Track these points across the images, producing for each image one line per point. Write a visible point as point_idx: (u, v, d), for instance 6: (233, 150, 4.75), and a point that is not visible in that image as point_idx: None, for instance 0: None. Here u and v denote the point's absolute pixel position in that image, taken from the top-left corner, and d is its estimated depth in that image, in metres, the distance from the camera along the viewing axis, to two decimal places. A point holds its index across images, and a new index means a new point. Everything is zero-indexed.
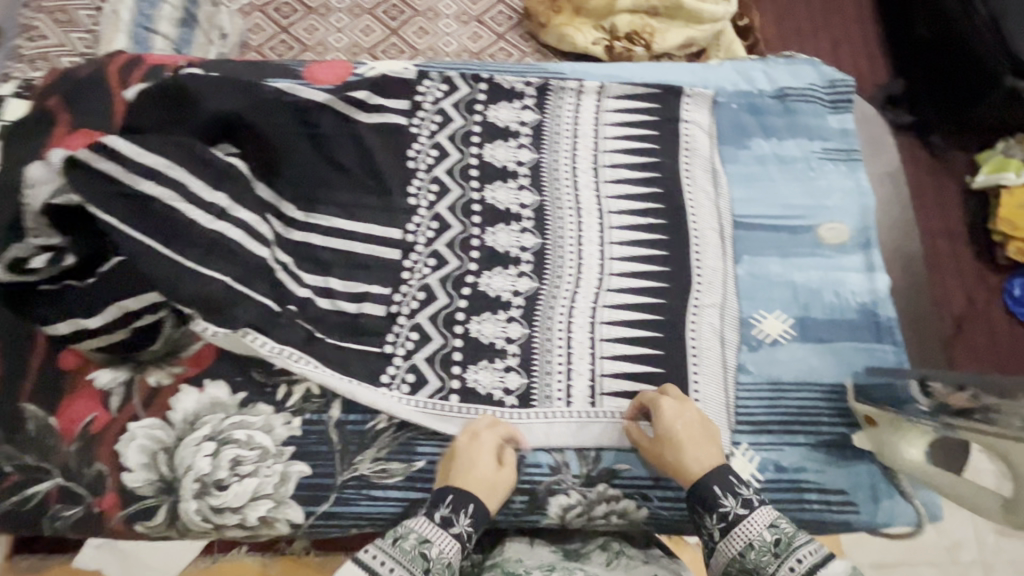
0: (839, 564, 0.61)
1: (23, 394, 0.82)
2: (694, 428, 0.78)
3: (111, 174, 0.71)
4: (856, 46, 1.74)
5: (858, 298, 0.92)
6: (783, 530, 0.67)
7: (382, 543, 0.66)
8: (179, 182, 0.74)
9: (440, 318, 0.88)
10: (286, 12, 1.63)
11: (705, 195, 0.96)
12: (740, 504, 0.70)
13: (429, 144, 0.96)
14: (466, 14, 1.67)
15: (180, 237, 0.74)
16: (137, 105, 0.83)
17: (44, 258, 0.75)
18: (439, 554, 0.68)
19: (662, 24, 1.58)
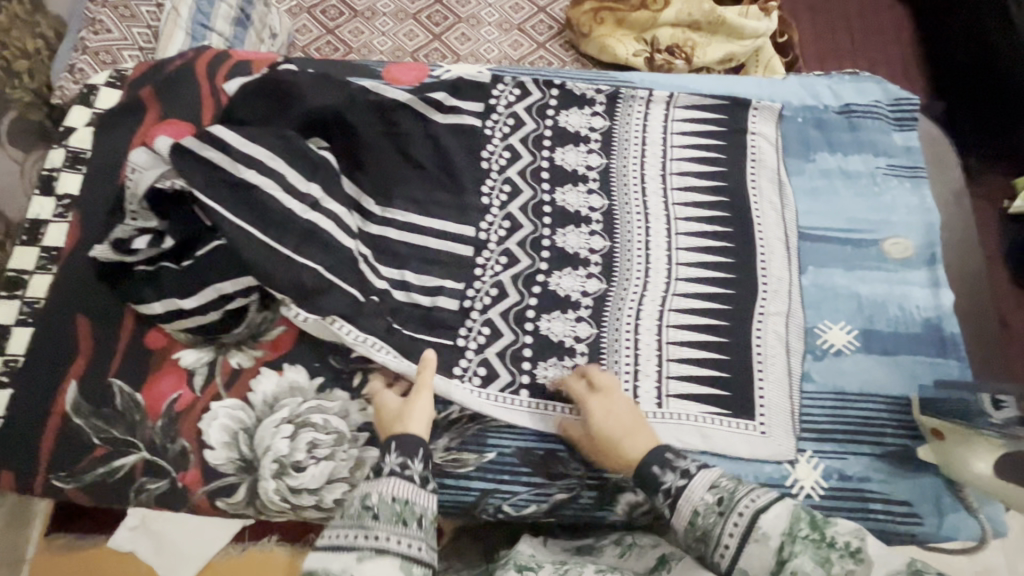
0: (776, 508, 0.64)
1: (112, 369, 0.85)
2: (625, 416, 0.79)
3: (218, 163, 0.80)
4: (894, 65, 1.73)
5: (923, 313, 0.92)
6: (722, 487, 0.68)
7: (331, 523, 0.68)
8: (278, 170, 0.83)
9: (511, 315, 0.90)
10: (332, 15, 1.68)
11: (771, 206, 0.98)
12: (678, 476, 0.71)
13: (502, 146, 0.99)
14: (508, 23, 1.72)
15: (277, 226, 0.81)
16: (244, 99, 0.89)
17: (145, 239, 0.80)
18: (382, 498, 0.67)
19: (703, 38, 1.59)
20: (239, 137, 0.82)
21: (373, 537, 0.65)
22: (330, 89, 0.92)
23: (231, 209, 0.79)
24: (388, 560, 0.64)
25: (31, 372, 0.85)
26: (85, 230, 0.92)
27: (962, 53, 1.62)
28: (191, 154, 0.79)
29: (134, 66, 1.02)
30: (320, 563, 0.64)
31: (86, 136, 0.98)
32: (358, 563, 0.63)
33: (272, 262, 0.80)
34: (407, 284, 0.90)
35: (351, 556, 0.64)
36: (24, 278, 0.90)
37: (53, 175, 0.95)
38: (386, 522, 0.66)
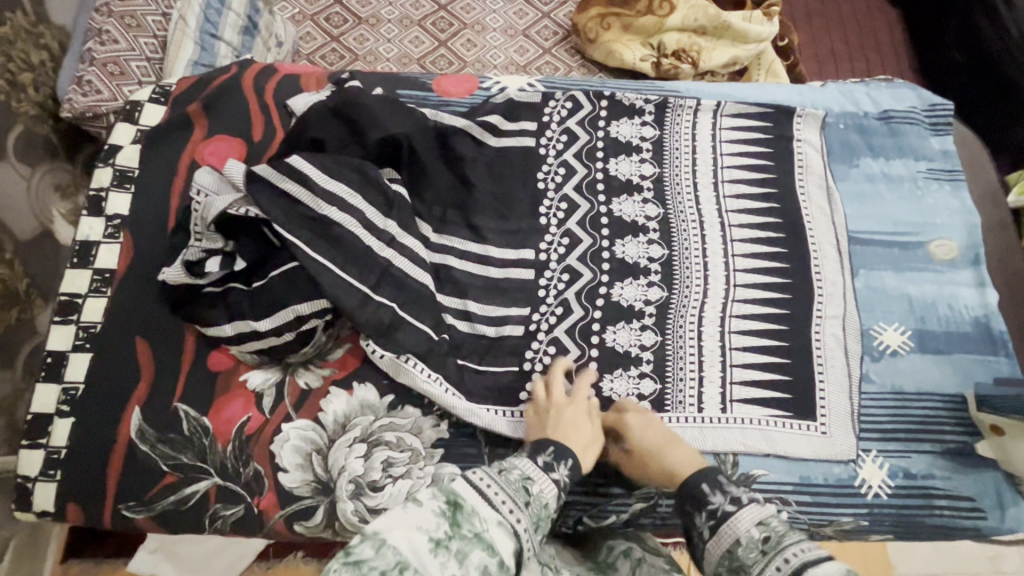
0: (832, 566, 0.54)
1: (176, 394, 0.83)
2: (659, 433, 0.79)
3: (303, 201, 0.80)
4: (889, 68, 1.77)
5: (971, 312, 0.95)
6: (772, 528, 0.62)
7: (489, 471, 0.61)
8: (358, 208, 0.82)
9: (576, 330, 0.90)
10: (336, 22, 1.67)
11: (821, 211, 1.00)
12: (728, 501, 0.67)
13: (557, 163, 1.00)
14: (513, 29, 1.72)
15: (356, 262, 0.80)
16: (319, 121, 0.89)
17: (215, 261, 0.80)
18: (539, 492, 0.63)
19: (709, 43, 1.61)
20: (320, 171, 0.81)
21: (516, 518, 0.57)
22: (391, 117, 0.91)
23: (312, 244, 0.79)
24: (509, 543, 0.56)
25: (95, 400, 0.82)
26: (140, 252, 0.90)
27: (956, 52, 1.62)
28: (273, 187, 0.79)
29: (178, 81, 1.00)
30: (468, 496, 0.57)
31: (133, 154, 0.96)
32: (494, 524, 0.56)
33: (354, 300, 0.79)
34: (469, 310, 0.90)
35: (491, 515, 0.57)
36: (77, 302, 0.87)
37: (101, 195, 0.93)
38: (530, 515, 0.60)
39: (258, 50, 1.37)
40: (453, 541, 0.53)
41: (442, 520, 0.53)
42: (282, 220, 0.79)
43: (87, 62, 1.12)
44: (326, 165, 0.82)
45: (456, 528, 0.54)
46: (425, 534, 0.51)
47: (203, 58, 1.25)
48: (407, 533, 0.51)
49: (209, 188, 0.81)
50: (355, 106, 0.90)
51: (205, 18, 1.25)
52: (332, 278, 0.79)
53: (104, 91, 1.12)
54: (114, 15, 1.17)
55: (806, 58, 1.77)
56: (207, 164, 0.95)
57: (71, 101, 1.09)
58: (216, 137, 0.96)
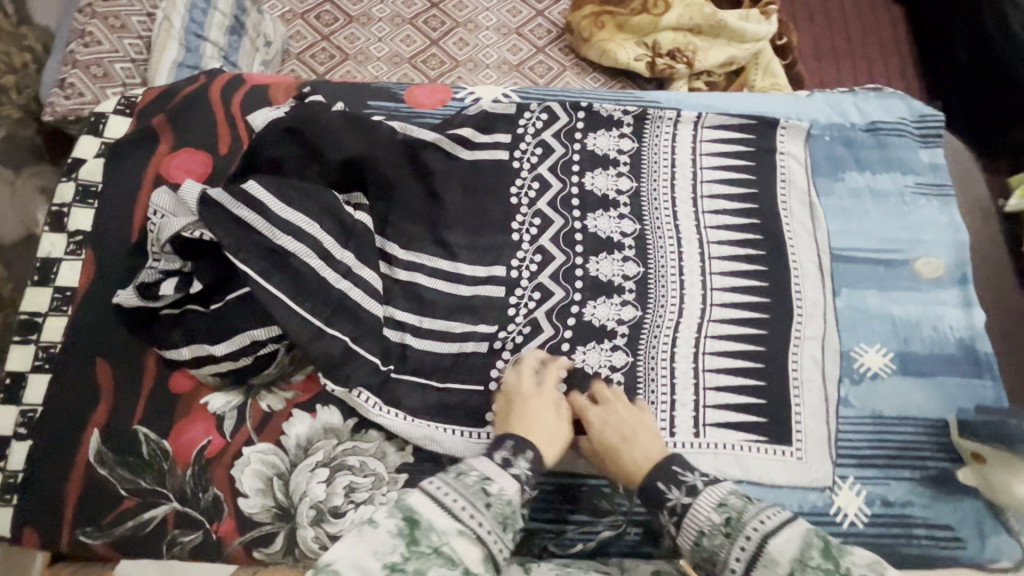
0: (792, 534, 0.63)
1: (136, 416, 0.82)
2: (622, 426, 0.80)
3: (258, 230, 0.77)
4: (891, 68, 1.73)
5: (956, 333, 0.92)
6: (731, 507, 0.68)
7: (444, 478, 0.63)
8: (317, 237, 0.80)
9: (545, 350, 0.88)
10: (326, 21, 1.63)
11: (804, 227, 0.97)
12: (685, 493, 0.71)
13: (531, 177, 0.97)
14: (506, 27, 1.68)
15: (310, 288, 0.78)
16: (276, 139, 0.86)
17: (173, 284, 0.78)
18: (500, 491, 0.64)
19: (704, 43, 1.57)
20: (275, 195, 0.79)
21: (477, 520, 0.60)
22: (353, 139, 0.88)
23: (266, 275, 0.76)
24: (476, 550, 0.59)
25: (53, 421, 0.81)
26: (100, 269, 0.88)
27: (961, 51, 1.55)
28: (228, 212, 0.76)
29: (144, 92, 0.98)
30: (424, 510, 0.59)
31: (96, 168, 0.94)
32: (454, 535, 0.59)
33: (306, 336, 0.77)
34: (406, 344, 0.86)
35: (453, 525, 0.59)
36: (37, 321, 0.86)
37: (63, 210, 0.91)
38: (494, 516, 0.62)
39: (244, 51, 1.39)
40: (408, 561, 0.56)
41: (399, 541, 0.57)
42: (234, 246, 0.75)
43: (70, 64, 1.16)
44: (285, 193, 0.80)
45: (413, 546, 0.57)
46: (378, 559, 0.55)
47: (187, 58, 1.27)
48: (359, 559, 0.55)
49: (166, 209, 0.79)
50: (317, 126, 0.87)
51: (189, 19, 1.28)
52: (284, 305, 0.76)
53: (87, 93, 1.15)
54: (98, 17, 1.20)
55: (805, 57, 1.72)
56: (171, 177, 0.93)
57: (52, 103, 1.12)
58: (180, 150, 0.94)
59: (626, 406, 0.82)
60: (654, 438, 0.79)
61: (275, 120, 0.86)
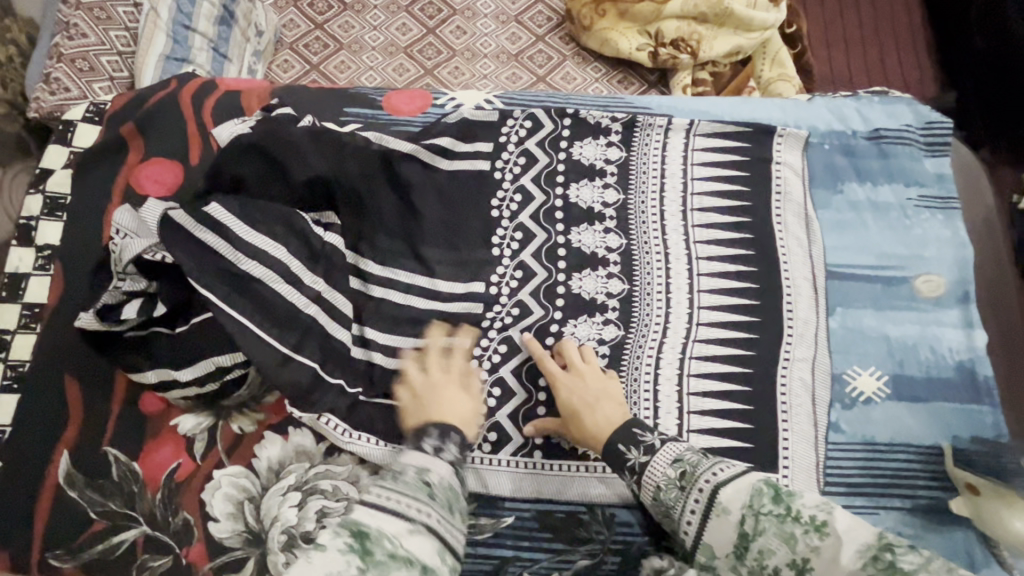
0: (744, 480, 0.63)
1: (105, 438, 0.80)
2: (586, 393, 0.79)
3: (221, 253, 0.75)
4: (903, 56, 1.62)
5: (956, 356, 0.88)
6: (686, 461, 0.68)
7: (381, 482, 0.58)
8: (285, 261, 0.78)
9: (524, 371, 0.86)
10: (321, 9, 1.56)
11: (798, 243, 0.92)
12: (642, 452, 0.71)
13: (513, 188, 0.93)
14: (505, 14, 1.60)
15: (272, 316, 0.76)
16: (240, 155, 0.84)
17: (136, 306, 0.75)
18: (441, 479, 0.61)
19: (710, 31, 1.48)
20: (240, 222, 0.77)
21: (426, 514, 0.57)
22: (323, 161, 0.86)
23: (228, 300, 0.74)
24: (430, 543, 0.56)
25: (22, 443, 0.80)
26: (68, 285, 0.86)
27: (978, 38, 1.49)
28: (189, 235, 0.74)
29: (113, 98, 0.95)
30: (371, 520, 0.54)
31: (64, 179, 0.91)
32: (406, 534, 0.55)
33: (272, 361, 0.75)
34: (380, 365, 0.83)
35: (402, 525, 0.55)
36: (6, 338, 0.84)
37: (31, 223, 0.89)
38: (441, 506, 0.59)
39: (235, 41, 1.35)
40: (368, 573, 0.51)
41: (352, 556, 0.52)
42: (196, 271, 0.73)
43: (55, 58, 1.15)
44: (251, 218, 0.78)
45: (368, 558, 0.52)
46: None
47: (176, 51, 1.25)
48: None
49: (129, 229, 0.76)
50: (284, 145, 0.85)
51: (177, 10, 1.26)
52: (246, 333, 0.74)
53: (72, 89, 1.15)
54: (83, 9, 1.19)
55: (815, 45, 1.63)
56: (141, 188, 0.90)
57: (38, 99, 1.12)
58: (149, 160, 0.91)
59: (592, 371, 0.82)
60: (618, 405, 0.78)
61: (241, 134, 0.85)
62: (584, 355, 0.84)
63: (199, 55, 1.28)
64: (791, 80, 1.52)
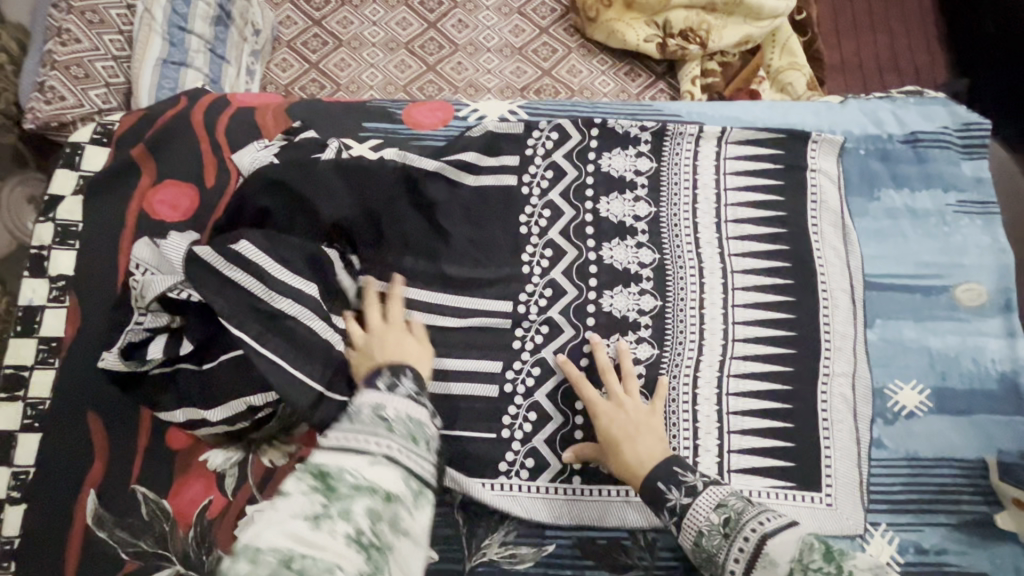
0: (792, 535, 0.64)
1: (133, 476, 0.78)
2: (627, 422, 0.77)
3: (252, 291, 0.72)
4: (914, 41, 1.56)
5: (999, 367, 0.87)
6: (730, 507, 0.68)
7: (336, 425, 0.55)
8: (315, 297, 0.75)
9: (560, 395, 0.83)
10: (318, 5, 1.47)
11: (835, 253, 0.90)
12: (684, 493, 0.70)
13: (542, 204, 0.90)
14: (508, 6, 1.51)
15: (302, 351, 0.73)
16: (260, 183, 0.80)
17: (161, 343, 0.74)
18: (397, 413, 0.58)
19: (718, 20, 1.40)
20: (268, 255, 0.74)
21: (384, 444, 0.54)
22: (342, 186, 0.83)
23: (259, 337, 0.71)
24: (394, 471, 0.53)
25: (47, 483, 0.77)
26: (85, 319, 0.83)
27: (990, 21, 1.44)
28: (218, 274, 0.72)
29: (121, 118, 0.92)
30: (331, 459, 0.52)
31: (75, 206, 0.88)
32: (367, 464, 0.52)
33: (308, 402, 0.72)
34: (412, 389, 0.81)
35: (361, 458, 0.52)
36: (23, 375, 0.82)
37: (43, 253, 0.86)
38: (402, 436, 0.55)
39: (233, 42, 1.29)
40: (332, 506, 0.49)
41: (315, 494, 0.49)
42: (229, 312, 0.70)
43: (49, 66, 1.10)
44: (277, 248, 0.75)
45: (332, 493, 0.49)
46: (299, 517, 0.47)
47: (173, 54, 1.20)
48: (279, 528, 0.46)
49: (150, 264, 0.74)
50: (306, 173, 0.81)
51: (172, 12, 1.21)
52: (279, 369, 0.71)
53: (68, 97, 1.09)
54: (74, 12, 1.14)
55: (825, 31, 1.57)
56: (156, 214, 0.86)
57: (34, 109, 1.07)
58: (163, 184, 0.88)
59: (634, 401, 0.79)
60: (659, 440, 0.76)
61: (261, 167, 0.82)
62: (625, 381, 0.81)
63: (198, 60, 1.23)
64: (804, 70, 1.43)
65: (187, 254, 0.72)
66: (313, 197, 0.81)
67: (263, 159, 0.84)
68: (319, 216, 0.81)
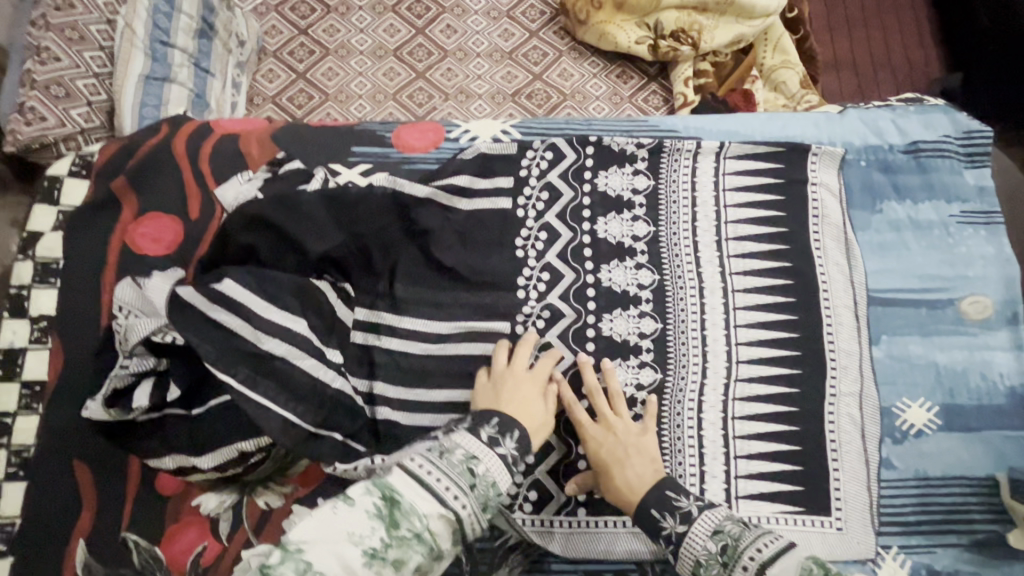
0: (790, 560, 0.62)
1: (123, 523, 0.75)
2: (620, 444, 0.75)
3: (238, 331, 0.69)
4: (907, 38, 1.54)
5: (1007, 382, 0.85)
6: (727, 534, 0.66)
7: (428, 454, 0.59)
8: (305, 336, 0.73)
9: (561, 424, 0.81)
10: (304, 13, 1.44)
11: (839, 269, 0.88)
12: (678, 521, 0.68)
13: (538, 226, 0.87)
14: (496, 10, 1.48)
15: (292, 392, 0.70)
16: (243, 220, 0.77)
17: (147, 389, 0.70)
18: (485, 472, 0.60)
19: (711, 20, 1.37)
20: (255, 294, 0.71)
21: (458, 501, 0.57)
22: (330, 219, 0.80)
23: (247, 381, 0.68)
24: (451, 529, 0.56)
25: (34, 534, 0.75)
26: (69, 360, 0.80)
27: (984, 16, 1.39)
28: (203, 316, 0.69)
29: (101, 149, 0.89)
30: (406, 492, 0.56)
31: (54, 242, 0.85)
32: (435, 518, 0.55)
33: (300, 446, 0.70)
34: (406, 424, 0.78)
35: (434, 506, 0.56)
36: (5, 421, 0.79)
37: (22, 293, 0.83)
38: (476, 498, 0.58)
39: (217, 55, 1.26)
40: (388, 548, 0.52)
41: (377, 523, 0.53)
42: (215, 356, 0.67)
43: (28, 86, 1.08)
44: (265, 287, 0.72)
45: (393, 530, 0.53)
46: (356, 545, 0.51)
47: (155, 69, 1.16)
48: (335, 548, 0.50)
49: (132, 305, 0.71)
50: (291, 205, 0.79)
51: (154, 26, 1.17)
52: (268, 414, 0.68)
53: (48, 117, 1.07)
54: (54, 29, 1.11)
55: (817, 26, 1.55)
56: (138, 247, 0.84)
57: (13, 131, 1.05)
58: (144, 217, 0.85)
59: (625, 423, 0.77)
60: (650, 462, 0.74)
61: (244, 203, 0.78)
62: (612, 402, 0.79)
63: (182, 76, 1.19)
64: (796, 67, 1.39)
65: (171, 296, 0.69)
66: (301, 231, 0.78)
67: (247, 193, 0.82)
68: (306, 249, 0.78)
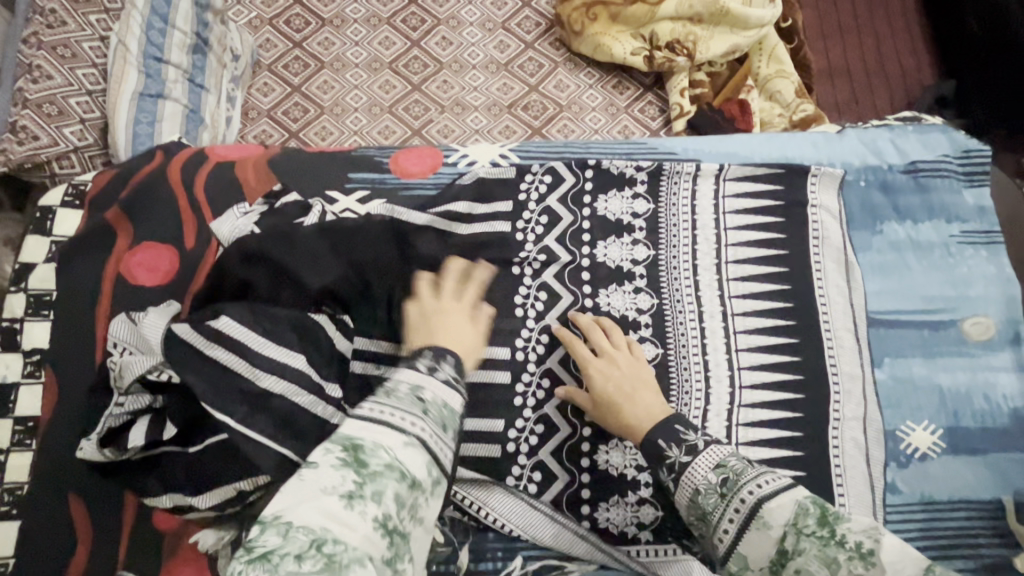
0: (788, 497, 0.60)
1: (120, 563, 0.74)
2: (630, 377, 0.76)
3: (236, 369, 0.68)
4: (899, 44, 1.54)
5: (1010, 403, 0.85)
6: (729, 468, 0.64)
7: (375, 397, 0.53)
8: (303, 371, 0.72)
9: (565, 452, 0.80)
10: (298, 26, 1.43)
11: (839, 291, 0.87)
12: (684, 452, 0.67)
13: (537, 250, 0.87)
14: (492, 21, 1.48)
15: (290, 429, 0.69)
16: (240, 256, 0.76)
17: (143, 426, 0.70)
18: (434, 398, 0.55)
19: (706, 31, 1.37)
20: (252, 330, 0.70)
21: (419, 426, 0.52)
22: (327, 250, 0.79)
23: (245, 419, 0.67)
24: (425, 458, 0.52)
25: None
26: (63, 395, 0.78)
27: (972, 20, 1.40)
28: (201, 354, 0.68)
29: (94, 178, 0.88)
30: (365, 432, 0.50)
31: (47, 274, 0.84)
32: (402, 447, 0.51)
33: None
34: None
35: (396, 436, 0.51)
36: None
37: (15, 326, 0.82)
38: (435, 422, 0.54)
39: (211, 70, 1.25)
40: (364, 486, 0.47)
41: (347, 470, 0.48)
42: (212, 395, 0.66)
43: (20, 105, 1.05)
44: (263, 322, 0.72)
45: (364, 470, 0.48)
46: (332, 494, 0.46)
47: (149, 86, 1.15)
48: (312, 504, 0.45)
49: (127, 343, 0.73)
50: (290, 240, 0.78)
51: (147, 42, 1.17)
52: (266, 452, 0.67)
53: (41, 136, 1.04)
54: (45, 46, 1.09)
55: (811, 34, 1.55)
56: (133, 278, 0.82)
57: (5, 151, 1.02)
58: (138, 247, 0.84)
59: (626, 356, 0.79)
60: (657, 396, 0.75)
61: (242, 239, 0.77)
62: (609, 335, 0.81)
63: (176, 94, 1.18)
64: (791, 77, 1.39)
65: (167, 334, 0.68)
66: (298, 266, 0.77)
67: (244, 229, 0.81)
68: (303, 281, 0.77)
